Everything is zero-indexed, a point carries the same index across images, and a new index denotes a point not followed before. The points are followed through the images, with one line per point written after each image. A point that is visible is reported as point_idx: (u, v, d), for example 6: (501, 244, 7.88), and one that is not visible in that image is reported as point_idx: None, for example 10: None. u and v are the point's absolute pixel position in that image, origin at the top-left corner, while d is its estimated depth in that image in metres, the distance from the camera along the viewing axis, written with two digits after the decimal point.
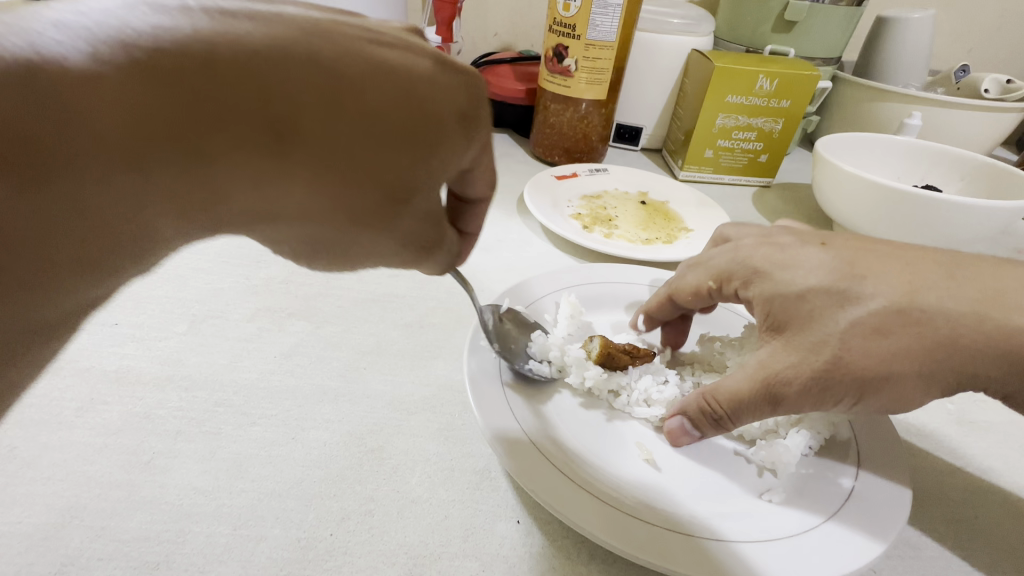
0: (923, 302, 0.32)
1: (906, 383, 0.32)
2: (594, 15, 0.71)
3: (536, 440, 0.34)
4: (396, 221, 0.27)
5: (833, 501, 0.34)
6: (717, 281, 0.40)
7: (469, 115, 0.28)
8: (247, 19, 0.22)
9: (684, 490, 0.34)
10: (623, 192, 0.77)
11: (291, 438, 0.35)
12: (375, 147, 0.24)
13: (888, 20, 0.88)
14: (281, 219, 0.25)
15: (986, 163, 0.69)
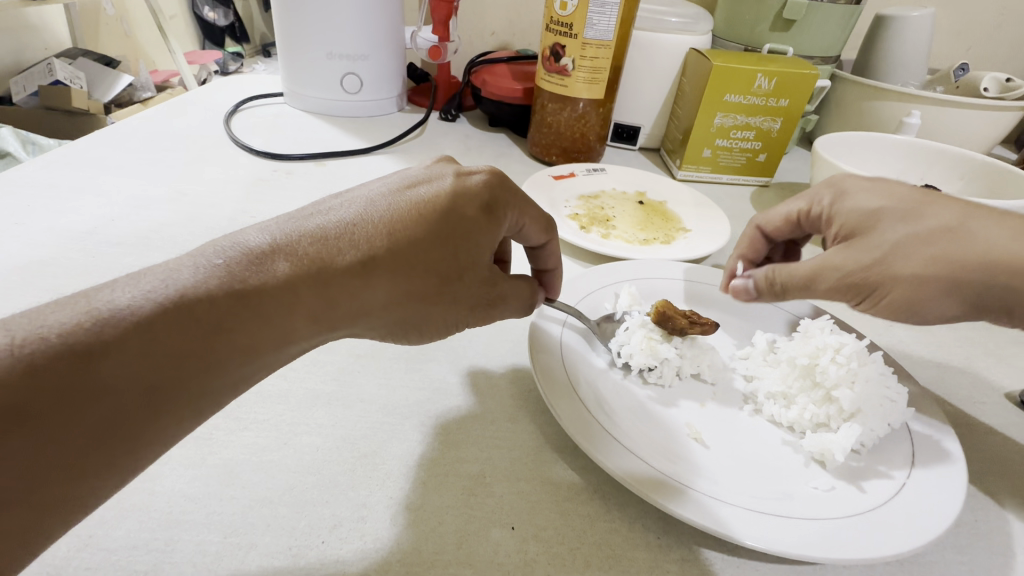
0: (971, 231, 0.36)
1: (938, 290, 0.36)
2: (591, 14, 0.70)
3: (601, 421, 0.35)
4: (477, 291, 0.36)
5: (886, 490, 0.33)
6: (809, 204, 0.44)
7: (512, 196, 0.37)
8: (333, 213, 0.33)
9: (734, 472, 0.35)
10: (621, 192, 0.77)
11: (283, 443, 0.34)
12: (456, 241, 0.34)
13: (887, 18, 0.88)
14: (402, 306, 0.34)
15: (987, 163, 0.68)
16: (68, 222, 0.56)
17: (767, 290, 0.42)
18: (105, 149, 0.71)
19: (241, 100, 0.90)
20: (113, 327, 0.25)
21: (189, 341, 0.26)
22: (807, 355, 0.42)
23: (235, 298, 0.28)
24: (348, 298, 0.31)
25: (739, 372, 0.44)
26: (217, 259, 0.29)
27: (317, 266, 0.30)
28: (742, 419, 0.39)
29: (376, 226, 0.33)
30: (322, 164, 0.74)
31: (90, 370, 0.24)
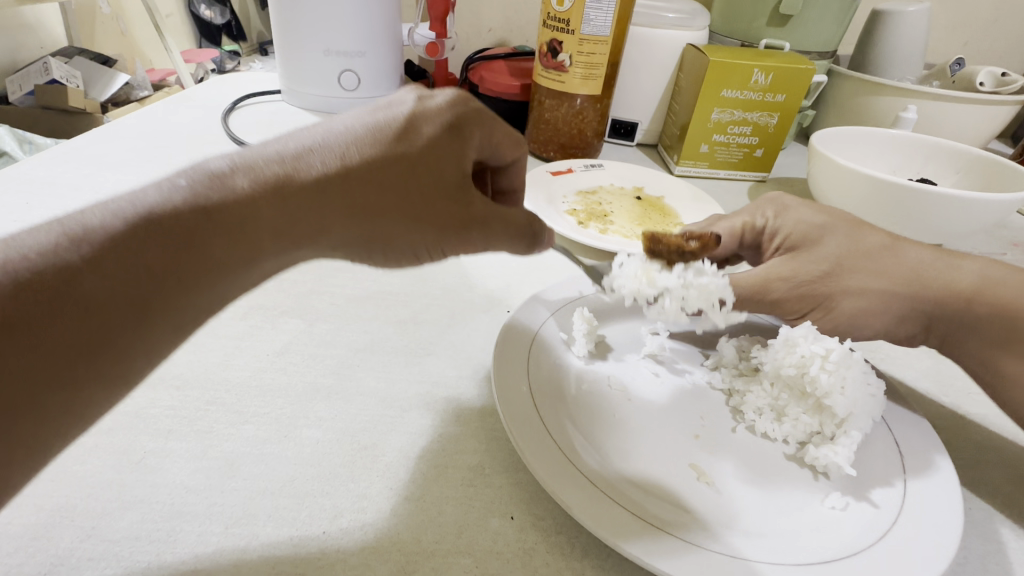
0: (896, 252, 0.44)
1: (874, 301, 0.43)
2: (588, 10, 0.71)
3: (585, 471, 0.32)
4: (448, 212, 0.36)
5: (891, 496, 0.34)
6: (751, 219, 0.48)
7: (477, 117, 0.37)
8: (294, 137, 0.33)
9: (745, 508, 0.33)
10: (619, 188, 0.77)
11: (284, 436, 0.35)
12: (424, 162, 0.34)
13: (883, 13, 0.88)
14: (371, 227, 0.33)
15: (981, 157, 0.68)
16: None
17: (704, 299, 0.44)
18: (102, 147, 0.71)
19: (239, 98, 0.90)
20: (86, 242, 0.24)
21: (161, 256, 0.25)
22: (793, 365, 0.41)
23: (205, 213, 0.27)
24: (316, 213, 0.30)
25: (721, 385, 0.43)
26: (180, 179, 0.28)
27: (281, 183, 0.30)
28: (738, 443, 0.38)
29: (343, 148, 0.32)
30: None
31: (63, 283, 0.23)
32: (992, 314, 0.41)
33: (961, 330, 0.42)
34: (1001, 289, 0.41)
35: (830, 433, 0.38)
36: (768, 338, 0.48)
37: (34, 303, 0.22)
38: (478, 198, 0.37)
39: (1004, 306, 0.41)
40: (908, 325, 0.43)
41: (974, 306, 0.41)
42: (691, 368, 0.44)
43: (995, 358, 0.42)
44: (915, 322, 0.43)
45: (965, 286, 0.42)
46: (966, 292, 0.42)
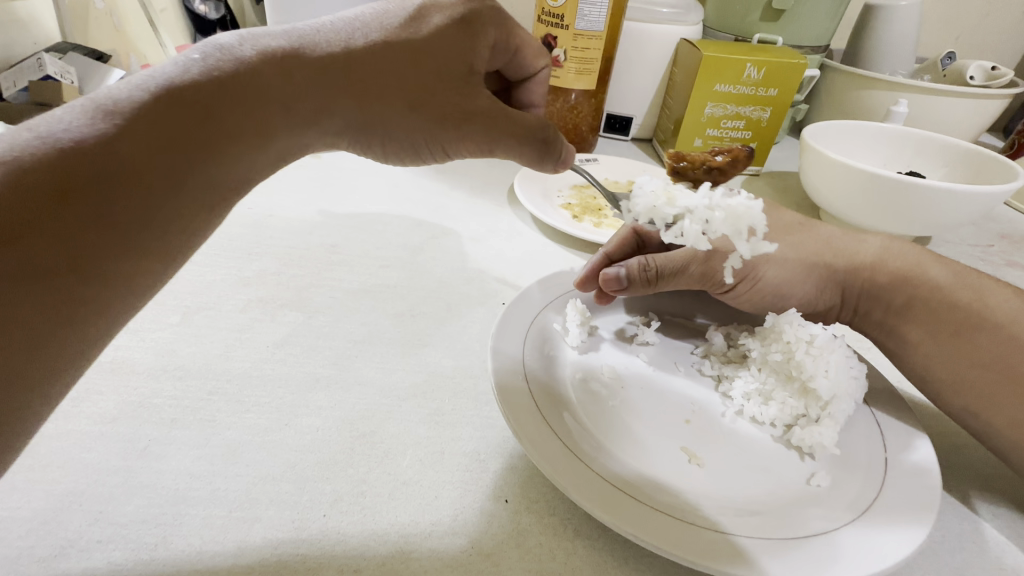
0: (817, 232, 0.47)
1: (794, 269, 0.45)
2: (583, 5, 0.71)
3: (577, 453, 0.34)
4: (449, 100, 0.37)
5: (873, 473, 0.36)
6: None
7: (486, 15, 0.40)
8: (311, 24, 0.36)
9: (733, 489, 0.35)
10: (614, 181, 0.78)
11: (285, 424, 0.36)
12: (425, 46, 0.37)
13: (875, 8, 0.89)
14: (371, 108, 0.36)
15: (971, 149, 0.69)
16: None
17: (639, 279, 0.46)
18: None
19: None
20: (128, 108, 0.28)
21: (184, 123, 0.29)
22: (780, 351, 0.42)
23: (223, 83, 0.30)
24: (321, 93, 0.34)
25: (710, 372, 0.44)
26: (196, 56, 0.32)
27: (287, 58, 0.33)
28: (728, 428, 0.39)
29: (345, 33, 0.35)
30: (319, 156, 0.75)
31: (106, 148, 0.27)
32: (892, 282, 0.43)
33: (868, 301, 0.44)
34: (900, 262, 0.44)
35: (816, 415, 0.39)
36: (752, 326, 0.48)
37: (80, 158, 0.26)
38: (485, 98, 0.39)
39: (902, 276, 0.43)
40: (825, 297, 0.45)
41: (877, 275, 0.43)
42: (681, 355, 0.46)
43: (904, 334, 0.43)
44: (832, 293, 0.45)
45: (865, 257, 0.44)
46: (867, 262, 0.44)
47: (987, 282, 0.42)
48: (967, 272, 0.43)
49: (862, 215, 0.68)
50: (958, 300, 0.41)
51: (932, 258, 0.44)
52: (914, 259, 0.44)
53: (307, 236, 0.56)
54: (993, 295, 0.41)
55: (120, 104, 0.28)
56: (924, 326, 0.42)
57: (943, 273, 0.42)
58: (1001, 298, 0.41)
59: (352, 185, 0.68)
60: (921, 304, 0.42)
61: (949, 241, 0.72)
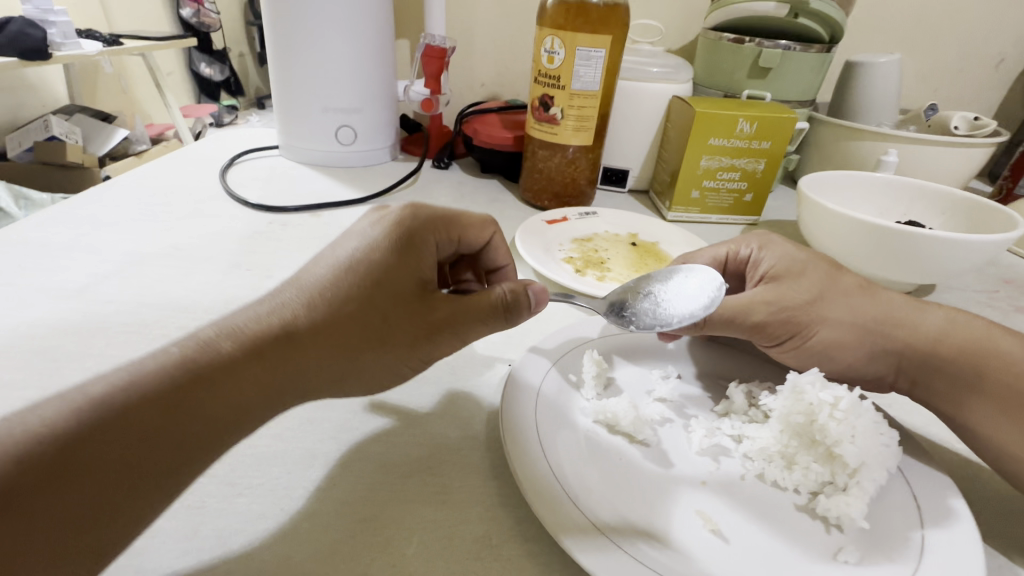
0: (877, 296, 0.45)
1: (852, 336, 0.43)
2: (578, 67, 0.74)
3: (600, 527, 0.31)
4: (405, 323, 0.36)
5: (911, 548, 0.32)
6: (736, 248, 0.51)
7: (422, 225, 0.41)
8: (304, 297, 0.36)
9: (755, 565, 0.31)
10: (613, 234, 0.78)
11: (279, 509, 0.33)
12: (378, 276, 0.37)
13: (856, 64, 0.93)
14: (343, 359, 0.35)
15: (968, 199, 0.70)
16: (57, 280, 0.54)
17: (692, 321, 0.44)
18: (97, 206, 0.70)
19: (237, 154, 0.94)
20: (194, 376, 0.30)
21: (152, 410, 0.28)
22: (800, 412, 0.38)
23: (177, 368, 0.30)
24: (299, 363, 0.33)
25: (730, 430, 0.40)
26: (175, 345, 0.32)
27: (261, 344, 0.33)
28: (746, 491, 0.36)
29: (321, 296, 0.36)
30: (319, 215, 0.75)
31: (157, 423, 0.28)
32: (956, 355, 0.41)
33: (926, 372, 0.42)
34: (964, 335, 0.42)
35: (842, 484, 0.35)
36: (772, 380, 0.46)
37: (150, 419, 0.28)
38: (442, 303, 0.38)
39: (966, 349, 0.41)
40: (877, 362, 0.43)
41: (940, 349, 0.42)
42: (700, 413, 0.43)
43: (963, 403, 0.41)
44: (888, 360, 0.43)
45: (929, 330, 0.43)
46: (928, 336, 0.42)
47: None
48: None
49: (868, 262, 0.68)
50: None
51: (1000, 333, 0.42)
52: (980, 334, 0.42)
53: None
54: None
55: (177, 379, 0.30)
56: (981, 398, 0.40)
57: (1011, 348, 0.41)
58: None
59: None
60: (987, 377, 0.40)
61: (955, 287, 0.72)
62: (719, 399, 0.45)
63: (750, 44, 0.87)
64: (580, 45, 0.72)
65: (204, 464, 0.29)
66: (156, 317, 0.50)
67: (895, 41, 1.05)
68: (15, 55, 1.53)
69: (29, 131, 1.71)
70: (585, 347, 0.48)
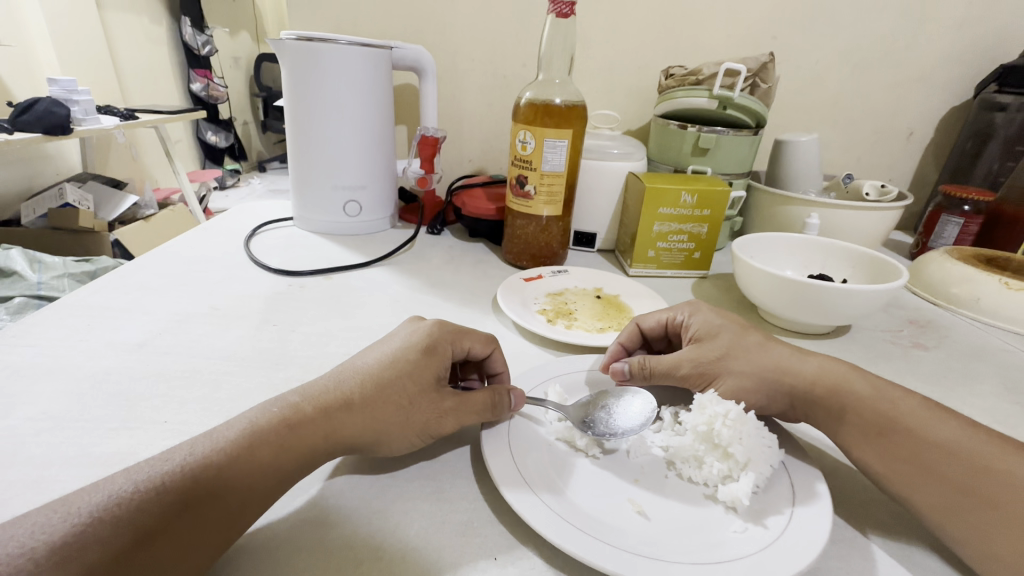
0: (776, 350, 0.54)
1: (752, 383, 0.52)
2: (547, 153, 0.90)
3: (553, 507, 0.42)
4: (424, 403, 0.47)
5: (782, 518, 0.43)
6: (674, 313, 0.61)
7: (445, 336, 0.52)
8: (354, 374, 0.47)
9: (667, 534, 0.42)
10: (581, 289, 0.92)
11: (315, 504, 0.44)
12: (408, 370, 0.48)
13: (783, 143, 1.11)
14: (381, 430, 0.45)
15: (868, 255, 0.85)
16: (120, 336, 0.66)
17: (639, 373, 0.55)
18: (142, 274, 0.83)
19: (259, 225, 1.09)
20: (280, 428, 0.40)
21: (254, 453, 0.38)
22: (704, 423, 0.50)
23: (276, 423, 0.40)
24: (350, 425, 0.43)
25: (658, 441, 0.53)
26: (274, 406, 0.42)
27: (329, 409, 0.43)
28: (669, 485, 0.48)
29: (367, 373, 0.47)
30: (330, 277, 0.89)
31: (252, 456, 0.38)
32: (828, 394, 0.49)
33: (811, 411, 0.50)
34: (835, 377, 0.50)
35: (736, 475, 0.46)
36: (682, 404, 0.58)
37: (247, 455, 0.38)
38: (449, 396, 0.49)
39: (834, 388, 0.50)
40: (774, 403, 0.51)
41: (816, 388, 0.50)
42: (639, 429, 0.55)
43: (841, 434, 0.49)
44: (783, 402, 0.51)
45: (808, 374, 0.51)
46: (806, 378, 0.51)
47: (897, 391, 0.49)
48: (883, 384, 0.50)
49: (787, 308, 0.81)
50: (881, 407, 0.47)
51: (858, 373, 0.51)
52: (843, 374, 0.50)
53: (325, 346, 0.68)
54: (903, 404, 0.47)
55: (268, 426, 0.40)
56: (854, 426, 0.48)
57: (863, 386, 0.49)
58: (905, 402, 0.48)
59: (360, 300, 0.82)
60: (853, 410, 0.48)
61: (868, 328, 0.86)
62: (655, 419, 0.57)
63: (691, 129, 1.04)
64: (548, 136, 0.89)
65: (273, 499, 0.39)
66: (204, 365, 0.61)
67: (818, 120, 1.25)
68: (40, 132, 1.69)
69: (45, 200, 1.88)
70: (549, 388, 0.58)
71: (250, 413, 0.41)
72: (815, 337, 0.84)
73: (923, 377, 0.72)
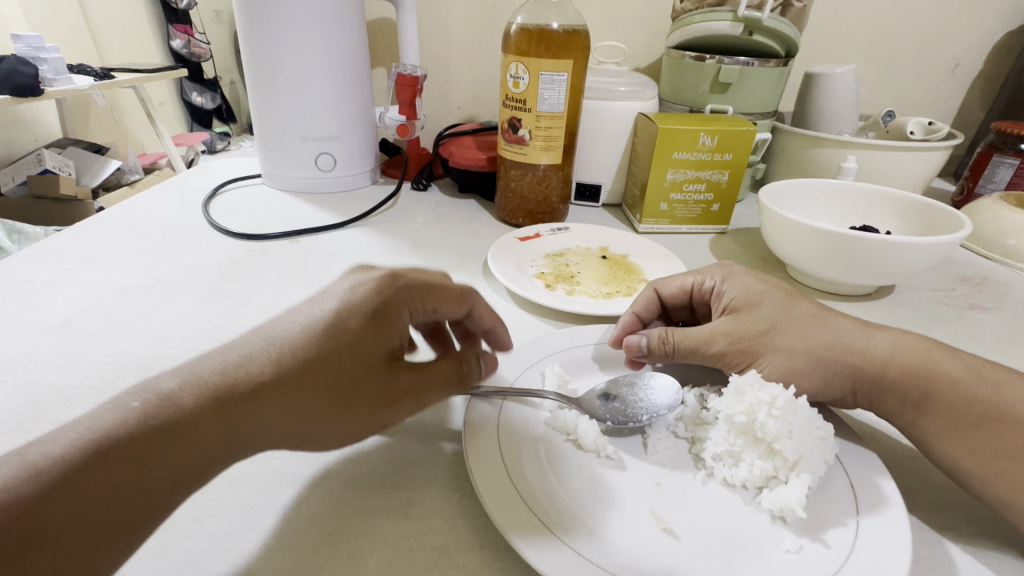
0: (834, 322, 0.44)
1: (806, 364, 0.41)
2: (542, 90, 0.77)
3: (555, 529, 0.33)
4: (367, 386, 0.37)
5: (847, 533, 0.33)
6: (701, 277, 0.50)
7: (400, 295, 0.40)
8: (265, 348, 0.35)
9: (701, 558, 0.33)
10: (585, 249, 0.81)
11: (246, 528, 0.35)
12: (346, 341, 0.36)
13: (814, 76, 0.96)
14: (310, 423, 0.35)
15: (920, 202, 0.73)
16: (42, 316, 0.56)
17: (660, 350, 0.44)
18: (81, 242, 0.72)
19: (221, 184, 0.97)
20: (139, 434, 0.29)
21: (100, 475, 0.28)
22: (743, 412, 0.40)
23: (139, 427, 0.29)
24: (254, 421, 0.33)
25: (684, 434, 0.43)
26: (136, 399, 0.31)
27: (223, 398, 0.32)
28: (699, 488, 0.38)
29: (281, 347, 0.35)
30: (298, 241, 0.78)
31: (95, 477, 0.28)
32: (905, 377, 0.39)
33: (880, 395, 0.40)
34: (912, 355, 0.40)
35: (784, 477, 0.37)
36: (718, 385, 0.48)
37: (89, 481, 0.27)
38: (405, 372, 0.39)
39: (914, 369, 0.39)
40: (833, 387, 0.41)
41: (889, 370, 0.40)
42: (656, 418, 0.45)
43: (920, 425, 0.39)
44: (842, 385, 0.41)
45: (876, 353, 0.41)
46: (878, 358, 0.40)
47: (1001, 373, 0.39)
48: (976, 363, 0.40)
49: (826, 266, 0.70)
50: (977, 394, 0.37)
51: (942, 350, 0.41)
52: (925, 352, 0.40)
53: None
54: (1005, 388, 0.38)
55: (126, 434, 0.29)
56: (939, 417, 0.38)
57: (954, 365, 0.39)
58: (1009, 386, 0.38)
59: (332, 267, 0.71)
60: (939, 395, 0.38)
61: (914, 287, 0.75)
62: None
63: (710, 60, 0.90)
64: (544, 70, 0.75)
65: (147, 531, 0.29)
66: (135, 348, 0.52)
67: (854, 51, 1.09)
68: None
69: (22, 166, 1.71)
70: (543, 370, 0.48)
71: (101, 413, 0.30)
72: (853, 298, 0.73)
73: (985, 343, 0.62)
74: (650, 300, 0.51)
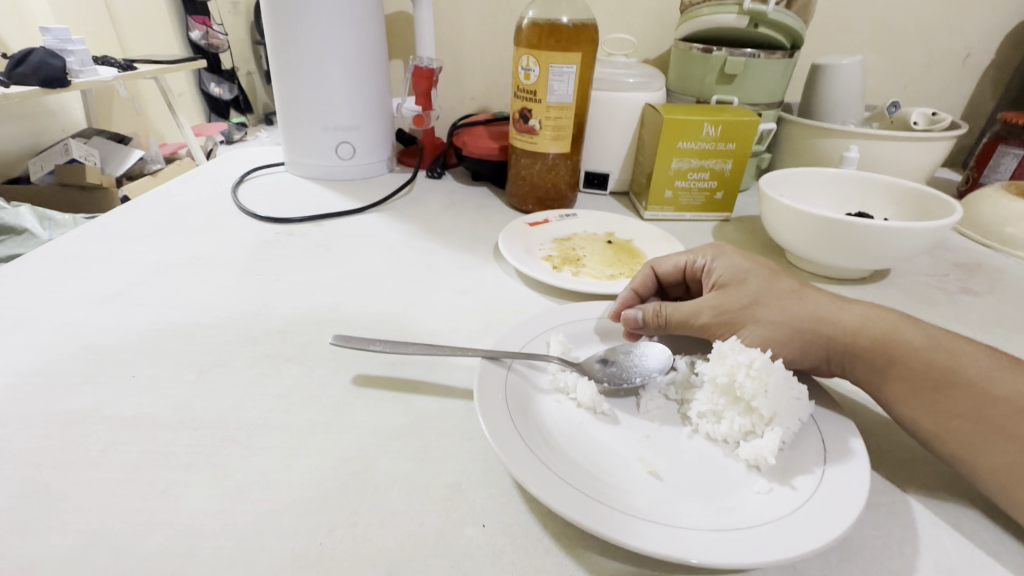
0: (814, 296, 0.47)
1: (785, 334, 0.45)
2: (552, 82, 0.80)
3: (552, 467, 0.37)
4: None
5: (812, 478, 0.37)
6: (694, 257, 0.54)
7: None
8: None
9: (681, 497, 0.37)
10: (592, 233, 0.85)
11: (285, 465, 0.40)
12: None
13: (821, 67, 0.98)
14: None
15: (915, 190, 0.76)
16: (95, 288, 0.62)
17: (652, 323, 0.49)
18: (124, 223, 0.78)
19: (248, 172, 1.02)
20: None
21: None
22: (725, 374, 0.44)
23: None
24: None
25: (674, 396, 0.47)
26: None
27: None
28: (684, 442, 0.43)
29: None
30: (321, 224, 0.83)
31: None
32: (873, 345, 0.43)
33: (852, 362, 0.44)
34: (882, 326, 0.44)
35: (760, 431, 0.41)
36: (698, 353, 0.53)
37: None
38: None
39: (882, 338, 0.43)
40: (809, 354, 0.45)
41: (859, 338, 0.44)
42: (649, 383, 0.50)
43: (888, 388, 0.43)
44: (818, 353, 0.45)
45: (849, 323, 0.44)
46: (850, 328, 0.44)
47: (964, 343, 0.42)
48: (942, 334, 0.43)
49: (821, 250, 0.73)
50: (938, 359, 0.41)
51: (910, 321, 0.44)
52: (893, 324, 0.44)
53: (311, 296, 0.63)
54: (964, 355, 0.41)
55: None
56: (903, 380, 0.42)
57: (919, 334, 0.43)
58: (969, 352, 0.41)
59: (353, 248, 0.76)
60: (903, 361, 0.42)
61: (909, 272, 0.78)
62: None
63: (717, 52, 0.93)
64: (553, 62, 0.79)
65: None
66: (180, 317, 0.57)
67: (862, 42, 1.11)
68: None
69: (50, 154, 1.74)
70: (547, 340, 0.53)
71: None
72: (848, 283, 0.77)
73: (972, 325, 0.65)
74: (647, 277, 0.55)
